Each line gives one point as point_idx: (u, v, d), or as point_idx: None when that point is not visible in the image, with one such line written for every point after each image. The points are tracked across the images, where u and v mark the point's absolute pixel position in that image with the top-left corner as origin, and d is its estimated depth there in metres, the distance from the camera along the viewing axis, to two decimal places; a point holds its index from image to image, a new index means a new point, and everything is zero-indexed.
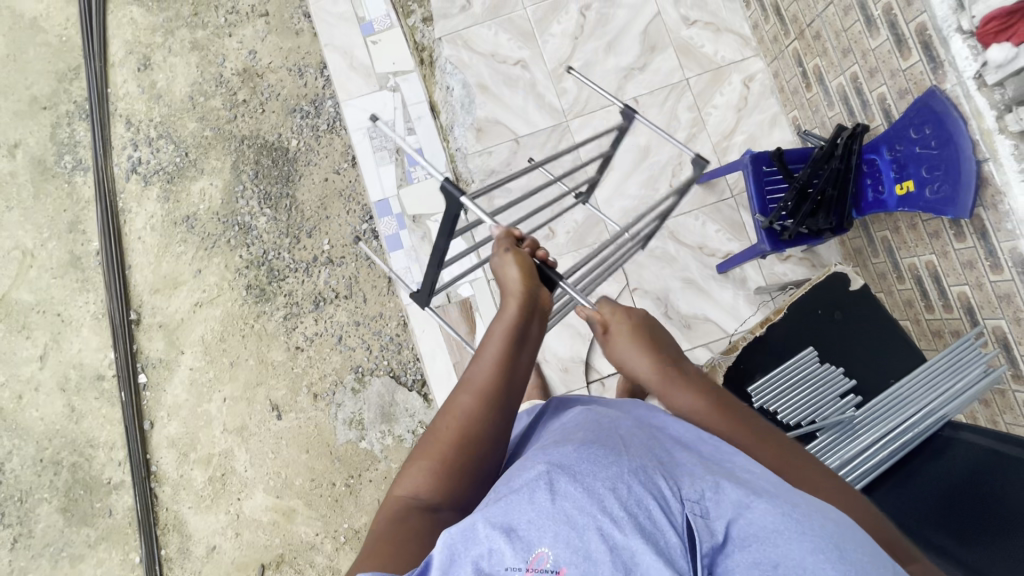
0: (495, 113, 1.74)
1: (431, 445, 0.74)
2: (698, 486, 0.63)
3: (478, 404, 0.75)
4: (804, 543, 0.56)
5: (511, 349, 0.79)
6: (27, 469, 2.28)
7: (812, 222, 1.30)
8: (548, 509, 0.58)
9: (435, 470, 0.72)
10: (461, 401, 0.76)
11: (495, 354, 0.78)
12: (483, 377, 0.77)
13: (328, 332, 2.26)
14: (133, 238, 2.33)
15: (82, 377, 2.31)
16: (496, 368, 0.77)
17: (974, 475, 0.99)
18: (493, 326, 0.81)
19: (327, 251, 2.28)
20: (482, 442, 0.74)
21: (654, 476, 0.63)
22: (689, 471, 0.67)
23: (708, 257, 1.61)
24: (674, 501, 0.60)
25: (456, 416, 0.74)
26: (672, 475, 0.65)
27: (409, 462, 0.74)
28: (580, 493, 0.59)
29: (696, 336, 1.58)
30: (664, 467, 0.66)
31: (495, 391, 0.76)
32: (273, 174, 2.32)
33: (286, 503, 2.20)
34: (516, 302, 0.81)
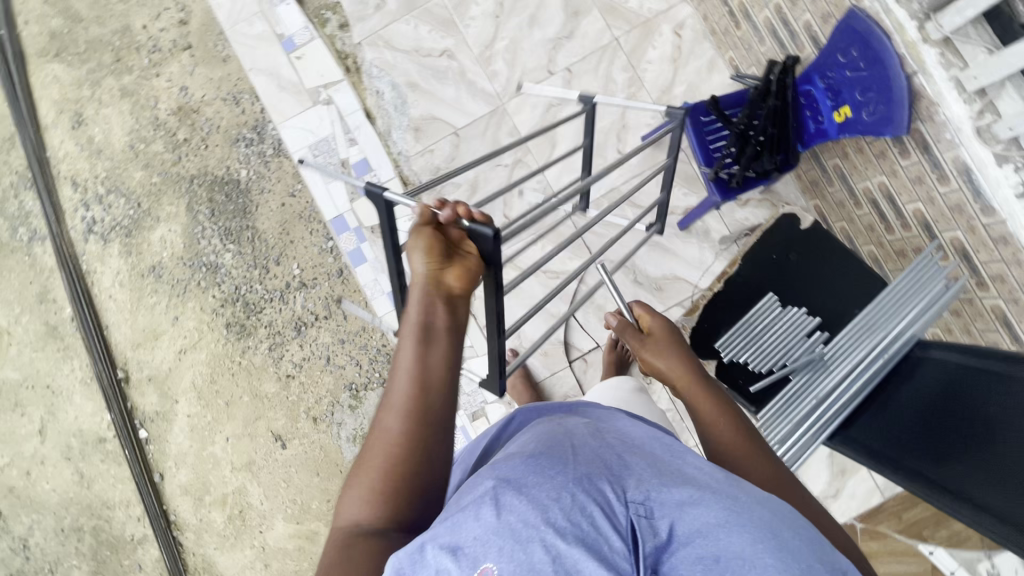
0: (429, 109, 1.70)
1: (363, 470, 0.72)
2: (642, 486, 0.68)
3: (404, 416, 0.73)
4: (745, 534, 0.61)
5: (425, 347, 0.78)
6: (51, 540, 2.30)
7: (758, 165, 1.28)
8: (492, 525, 0.59)
9: (372, 494, 0.70)
10: (387, 418, 0.74)
11: (411, 357, 0.77)
12: (404, 386, 0.75)
13: (315, 355, 2.26)
14: (104, 297, 2.31)
15: (85, 442, 2.32)
16: (414, 373, 0.76)
17: (950, 392, 0.98)
18: (404, 330, 0.81)
19: (298, 276, 2.27)
20: (411, 455, 0.72)
21: (597, 481, 0.65)
22: (636, 474, 0.70)
23: (668, 216, 1.59)
24: (618, 506, 0.63)
25: (383, 434, 0.73)
26: (618, 478, 0.68)
27: (348, 488, 0.73)
28: (525, 504, 0.60)
29: (669, 297, 1.57)
30: (608, 471, 0.69)
31: (417, 398, 0.74)
32: (229, 209, 2.28)
33: (307, 527, 2.24)
34: (420, 291, 0.82)
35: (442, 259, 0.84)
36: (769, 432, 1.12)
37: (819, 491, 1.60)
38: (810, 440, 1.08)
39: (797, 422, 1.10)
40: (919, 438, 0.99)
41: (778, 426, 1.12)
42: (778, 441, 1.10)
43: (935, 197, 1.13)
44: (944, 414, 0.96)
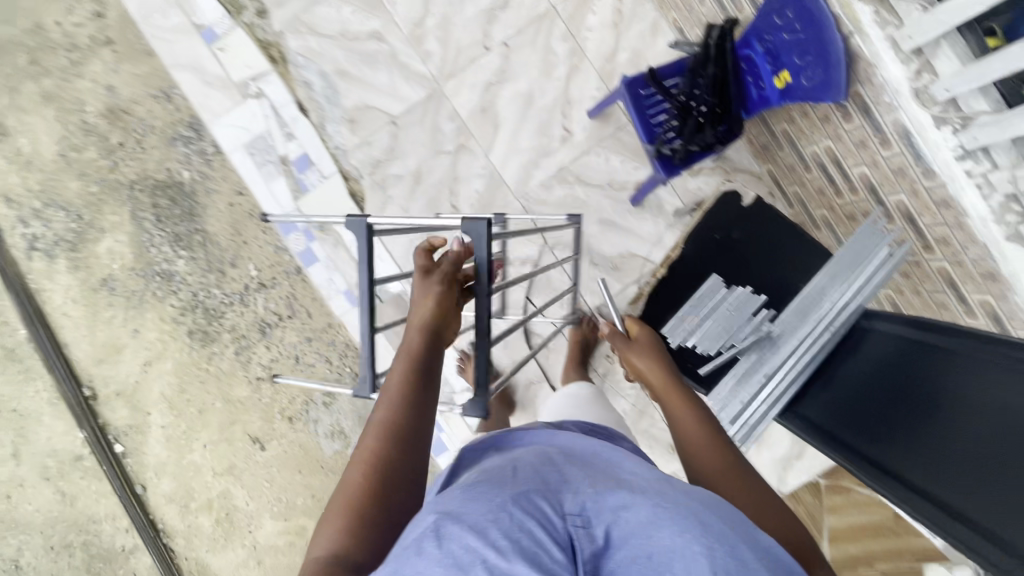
0: (362, 99, 1.61)
1: (341, 504, 0.69)
2: (579, 498, 0.67)
3: (387, 437, 0.74)
4: (673, 529, 0.61)
5: (418, 380, 0.81)
6: (42, 558, 2.31)
7: (700, 139, 1.24)
8: (435, 556, 0.55)
9: (348, 520, 0.67)
10: (368, 442, 0.74)
11: (401, 384, 0.80)
12: (387, 412, 0.77)
13: (284, 355, 2.22)
14: (58, 315, 2.24)
15: (61, 462, 2.30)
16: (402, 401, 0.79)
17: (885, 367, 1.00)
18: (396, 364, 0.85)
19: (257, 276, 2.20)
20: (397, 485, 0.71)
21: (534, 498, 0.64)
22: (574, 488, 0.69)
23: (620, 192, 1.54)
24: (556, 519, 0.62)
25: (364, 459, 0.72)
26: (555, 493, 0.67)
27: (322, 522, 0.69)
28: (466, 530, 0.58)
29: (625, 276, 1.55)
30: (545, 488, 0.67)
31: (401, 421, 0.76)
32: (175, 213, 2.19)
33: (296, 523, 2.27)
34: (418, 331, 0.88)
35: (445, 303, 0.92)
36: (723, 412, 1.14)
37: (783, 452, 1.63)
38: (763, 415, 1.09)
39: (749, 400, 1.11)
40: (867, 415, 0.98)
41: (730, 406, 1.13)
42: (732, 421, 1.11)
43: (879, 161, 1.10)
44: (884, 390, 0.97)
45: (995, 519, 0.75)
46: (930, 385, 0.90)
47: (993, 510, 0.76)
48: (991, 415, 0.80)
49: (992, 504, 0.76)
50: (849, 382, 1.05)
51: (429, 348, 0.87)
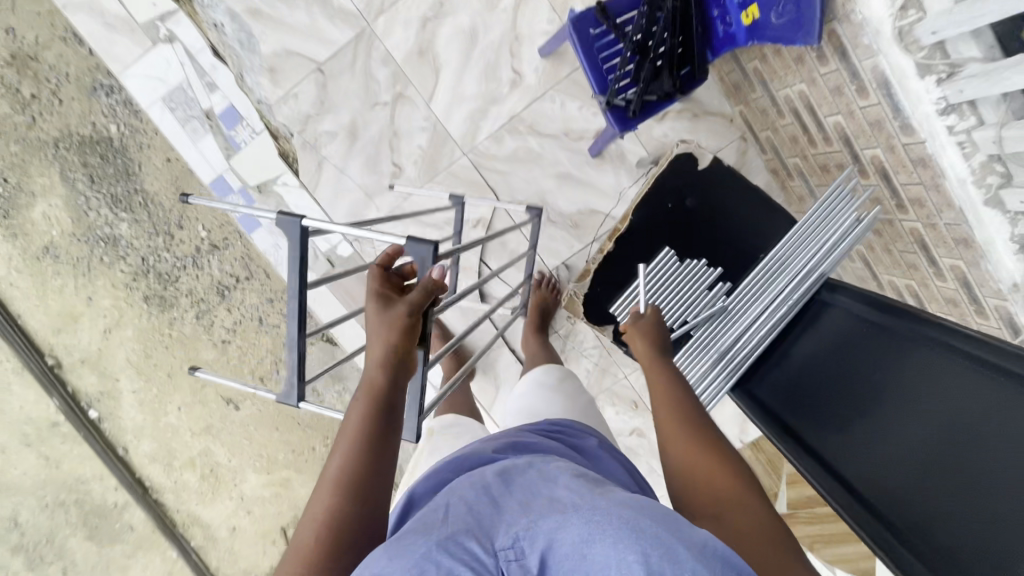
0: (282, 43, 1.42)
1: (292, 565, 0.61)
2: (510, 531, 0.58)
3: (343, 494, 0.65)
4: (607, 542, 0.53)
5: (378, 427, 0.70)
6: (38, 516, 2.39)
7: (657, 86, 1.08)
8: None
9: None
10: (321, 501, 0.65)
11: (356, 431, 0.70)
12: (342, 466, 0.67)
13: (247, 317, 2.16)
14: (5, 286, 2.13)
15: (39, 428, 2.31)
16: (358, 450, 0.68)
17: (841, 354, 0.99)
18: (352, 406, 0.72)
19: (207, 238, 2.09)
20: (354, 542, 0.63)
21: (461, 540, 0.56)
22: (507, 518, 0.61)
23: (578, 142, 1.40)
24: (486, 557, 0.55)
25: (317, 519, 0.63)
26: (485, 530, 0.59)
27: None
28: None
29: (586, 234, 1.45)
30: (476, 525, 0.59)
31: (359, 474, 0.67)
32: (109, 172, 2.02)
33: (279, 475, 2.34)
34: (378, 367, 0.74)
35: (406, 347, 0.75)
36: None
37: None
38: (715, 393, 1.05)
39: (699, 378, 1.07)
40: (814, 401, 0.99)
41: None
42: None
43: (855, 111, 0.96)
44: (834, 379, 0.97)
45: (907, 523, 0.80)
46: (883, 376, 0.90)
47: (919, 508, 0.79)
48: (935, 417, 0.81)
49: (919, 502, 0.79)
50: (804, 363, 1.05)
51: (391, 386, 0.73)
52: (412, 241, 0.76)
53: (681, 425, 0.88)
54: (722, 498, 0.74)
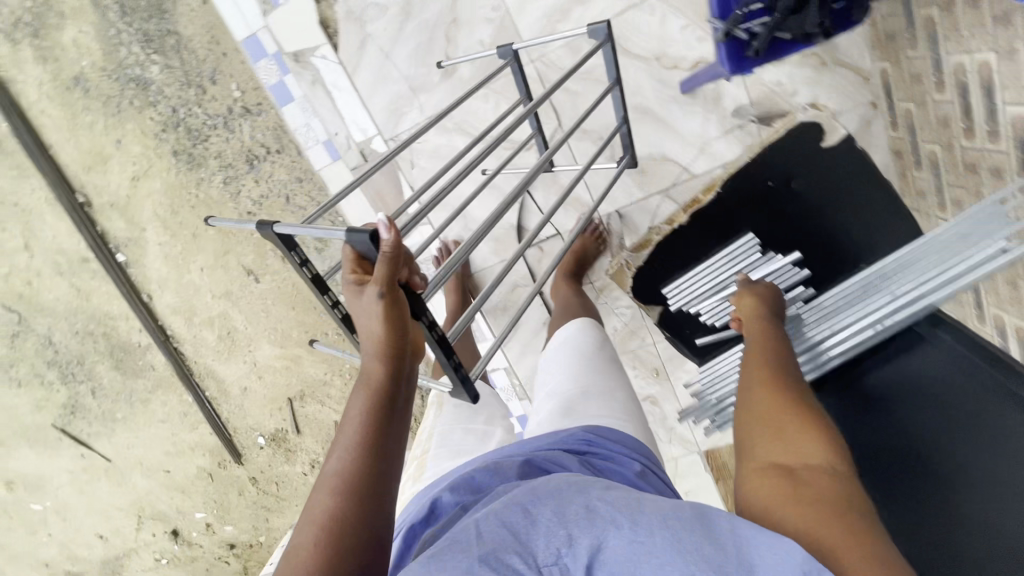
0: None
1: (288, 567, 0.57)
2: (552, 544, 0.52)
3: (341, 496, 0.59)
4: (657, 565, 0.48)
5: (376, 421, 0.64)
6: (71, 340, 2.54)
7: (797, 22, 0.81)
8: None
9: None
10: (319, 505, 0.59)
11: (360, 432, 0.63)
12: (342, 467, 0.61)
13: (274, 194, 2.05)
14: (36, 113, 2.05)
15: (70, 260, 2.36)
16: (360, 453, 0.62)
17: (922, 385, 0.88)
18: (351, 400, 0.66)
19: (240, 99, 1.93)
20: (351, 550, 0.57)
21: (503, 555, 0.50)
22: (543, 524, 0.54)
23: (667, 73, 1.16)
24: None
25: (317, 524, 0.58)
26: (525, 541, 0.52)
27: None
28: None
29: (651, 182, 1.25)
30: (513, 533, 0.53)
31: (358, 474, 0.61)
32: (143, 6, 1.85)
33: (291, 351, 2.39)
34: (375, 359, 0.66)
35: (398, 338, 0.66)
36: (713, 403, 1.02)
37: None
38: None
39: None
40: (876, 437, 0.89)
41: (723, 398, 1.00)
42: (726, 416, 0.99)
43: None
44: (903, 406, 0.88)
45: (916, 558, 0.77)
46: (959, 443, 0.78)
47: None
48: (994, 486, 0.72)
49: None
50: (874, 399, 0.93)
51: (391, 378, 0.66)
52: (350, 235, 0.63)
53: (782, 399, 0.72)
54: (797, 457, 0.62)
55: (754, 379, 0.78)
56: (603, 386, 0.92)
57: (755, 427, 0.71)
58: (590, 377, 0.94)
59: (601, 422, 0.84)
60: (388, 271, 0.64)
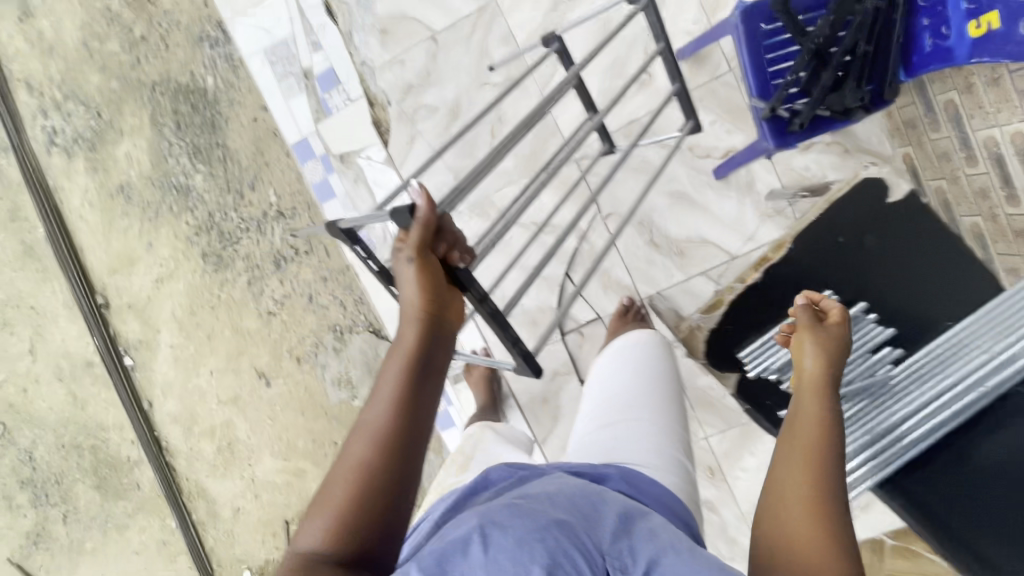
0: (400, 5, 1.36)
1: (326, 500, 0.63)
2: (617, 542, 0.67)
3: (377, 447, 0.64)
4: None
5: (413, 382, 0.68)
6: (54, 454, 2.35)
7: (835, 99, 0.88)
8: (479, 559, 0.59)
9: (328, 537, 0.60)
10: (356, 451, 0.64)
11: (397, 388, 0.67)
12: (380, 420, 0.66)
13: (297, 292, 2.07)
14: (75, 218, 2.13)
15: (74, 366, 2.27)
16: (397, 408, 0.66)
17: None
18: (389, 359, 0.70)
19: (275, 204, 2.01)
20: (385, 491, 0.63)
21: (574, 530, 0.65)
22: (608, 525, 0.69)
23: (701, 160, 1.23)
24: (594, 555, 0.63)
25: (352, 467, 0.63)
26: (592, 529, 0.67)
27: (301, 529, 0.63)
28: (511, 545, 0.60)
29: (690, 265, 1.27)
30: (582, 520, 0.68)
31: (393, 429, 0.65)
32: (196, 122, 1.99)
33: (295, 464, 2.20)
34: (415, 324, 0.71)
35: (435, 291, 0.72)
36: None
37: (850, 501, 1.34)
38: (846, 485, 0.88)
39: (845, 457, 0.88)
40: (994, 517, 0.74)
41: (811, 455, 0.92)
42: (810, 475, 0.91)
43: None
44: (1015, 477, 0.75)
45: None
46: None
47: None
48: None
49: None
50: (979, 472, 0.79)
51: (426, 341, 0.71)
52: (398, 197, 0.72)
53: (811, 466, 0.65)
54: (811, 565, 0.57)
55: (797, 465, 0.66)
56: (651, 421, 0.95)
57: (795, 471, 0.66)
58: (636, 407, 0.97)
59: (631, 464, 0.87)
60: (422, 235, 0.71)
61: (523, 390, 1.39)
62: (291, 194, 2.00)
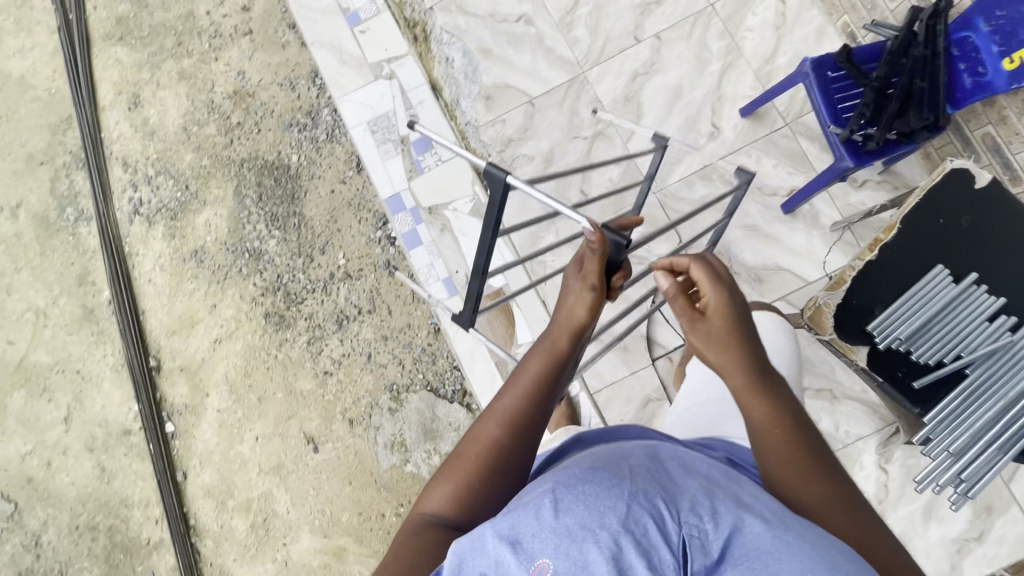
0: (501, 78, 1.61)
1: (454, 470, 0.81)
2: (695, 509, 0.60)
3: (505, 432, 0.81)
4: (792, 563, 0.57)
5: (544, 388, 0.84)
6: (64, 538, 2.15)
7: (901, 124, 1.08)
8: (549, 524, 0.57)
9: (452, 500, 0.78)
10: (487, 427, 0.82)
11: (522, 392, 0.84)
12: (506, 411, 0.82)
13: (356, 352, 2.10)
14: (143, 281, 2.22)
15: (109, 434, 2.18)
16: (521, 406, 0.83)
17: None
18: (526, 362, 0.87)
19: (344, 266, 2.13)
20: (502, 474, 0.79)
21: (653, 498, 0.60)
22: (689, 493, 0.64)
23: (771, 196, 1.40)
24: (670, 524, 0.57)
25: (482, 441, 0.81)
26: (672, 498, 0.62)
27: (433, 480, 0.83)
28: (583, 510, 0.57)
29: (770, 291, 1.37)
30: (662, 490, 0.63)
31: (521, 420, 0.82)
32: (277, 194, 2.18)
33: (335, 542, 2.03)
34: (568, 335, 0.87)
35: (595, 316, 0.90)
36: (940, 440, 0.88)
37: (958, 532, 1.30)
38: (989, 462, 0.86)
39: (980, 427, 0.86)
40: None
41: (951, 431, 0.88)
42: (954, 452, 0.87)
43: None
44: None
45: None
46: None
47: None
48: None
49: None
50: None
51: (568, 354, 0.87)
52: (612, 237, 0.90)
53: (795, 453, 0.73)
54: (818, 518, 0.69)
55: (785, 456, 0.73)
56: None
57: (775, 450, 0.73)
58: None
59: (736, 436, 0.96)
60: (600, 267, 0.90)
61: (615, 419, 1.39)
62: (361, 254, 2.12)
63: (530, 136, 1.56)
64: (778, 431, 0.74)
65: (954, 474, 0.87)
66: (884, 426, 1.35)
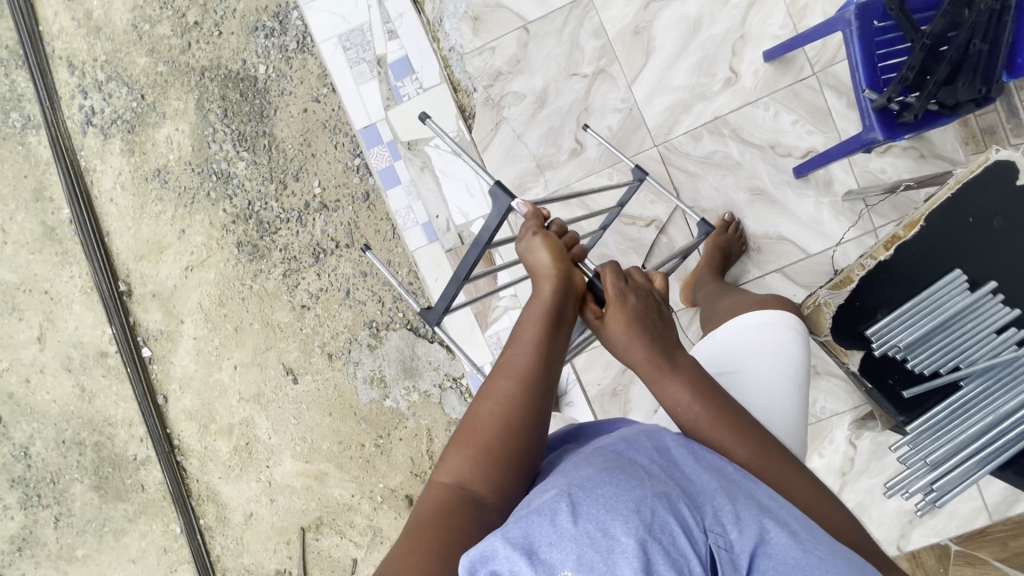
0: None
1: (469, 433, 0.70)
2: (719, 516, 0.54)
3: (519, 388, 0.72)
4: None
5: (548, 340, 0.75)
6: (52, 450, 2.21)
7: (947, 93, 0.94)
8: (568, 531, 0.47)
9: (474, 463, 0.68)
10: (501, 385, 0.73)
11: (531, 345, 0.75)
12: (524, 360, 0.74)
13: (334, 287, 2.01)
14: (104, 201, 2.07)
15: (85, 355, 2.16)
16: (536, 357, 0.74)
17: None
18: (525, 316, 0.78)
19: (319, 195, 1.97)
20: (521, 429, 0.70)
21: (677, 501, 0.52)
22: (711, 494, 0.57)
23: (784, 158, 1.26)
24: (697, 532, 0.50)
25: (497, 400, 0.71)
26: (696, 502, 0.55)
27: (447, 451, 0.71)
28: (606, 515, 0.48)
29: (766, 261, 1.28)
30: (684, 493, 0.55)
31: (534, 374, 0.73)
32: (244, 110, 1.97)
33: (316, 467, 2.08)
34: (551, 281, 0.78)
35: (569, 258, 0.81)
36: (919, 450, 0.86)
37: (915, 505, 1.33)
38: (965, 474, 0.82)
39: (962, 440, 0.82)
40: None
41: (931, 442, 0.85)
42: (931, 462, 0.84)
43: None
44: None
45: None
46: None
47: None
48: None
49: None
50: None
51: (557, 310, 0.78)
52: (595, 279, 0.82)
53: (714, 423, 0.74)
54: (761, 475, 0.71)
55: (704, 428, 0.74)
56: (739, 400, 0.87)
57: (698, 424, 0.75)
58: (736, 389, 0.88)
59: None
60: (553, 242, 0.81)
61: (592, 383, 1.37)
62: (336, 183, 1.95)
63: (522, 70, 1.38)
64: (694, 411, 0.75)
65: (926, 483, 0.85)
66: (861, 405, 1.34)
